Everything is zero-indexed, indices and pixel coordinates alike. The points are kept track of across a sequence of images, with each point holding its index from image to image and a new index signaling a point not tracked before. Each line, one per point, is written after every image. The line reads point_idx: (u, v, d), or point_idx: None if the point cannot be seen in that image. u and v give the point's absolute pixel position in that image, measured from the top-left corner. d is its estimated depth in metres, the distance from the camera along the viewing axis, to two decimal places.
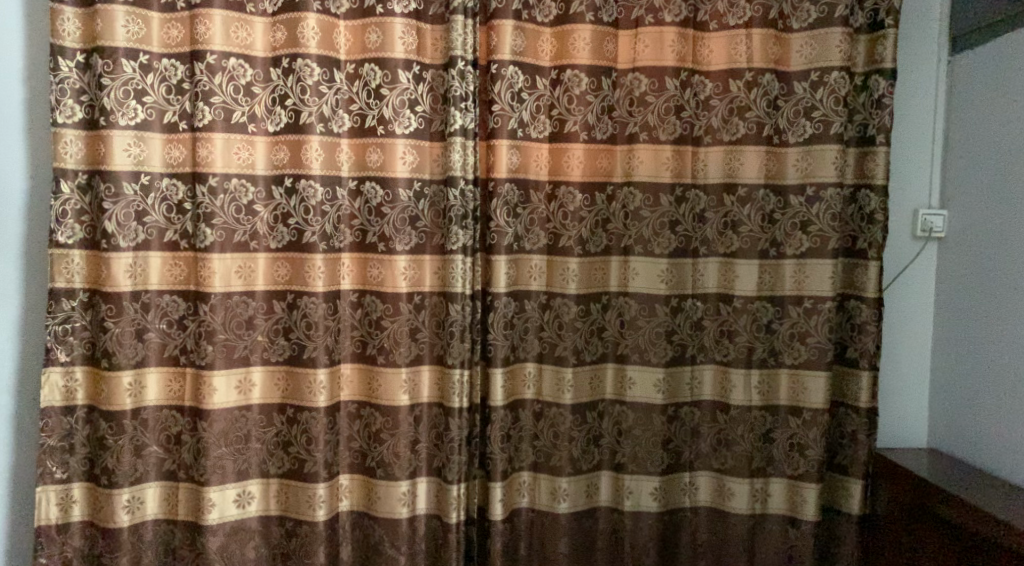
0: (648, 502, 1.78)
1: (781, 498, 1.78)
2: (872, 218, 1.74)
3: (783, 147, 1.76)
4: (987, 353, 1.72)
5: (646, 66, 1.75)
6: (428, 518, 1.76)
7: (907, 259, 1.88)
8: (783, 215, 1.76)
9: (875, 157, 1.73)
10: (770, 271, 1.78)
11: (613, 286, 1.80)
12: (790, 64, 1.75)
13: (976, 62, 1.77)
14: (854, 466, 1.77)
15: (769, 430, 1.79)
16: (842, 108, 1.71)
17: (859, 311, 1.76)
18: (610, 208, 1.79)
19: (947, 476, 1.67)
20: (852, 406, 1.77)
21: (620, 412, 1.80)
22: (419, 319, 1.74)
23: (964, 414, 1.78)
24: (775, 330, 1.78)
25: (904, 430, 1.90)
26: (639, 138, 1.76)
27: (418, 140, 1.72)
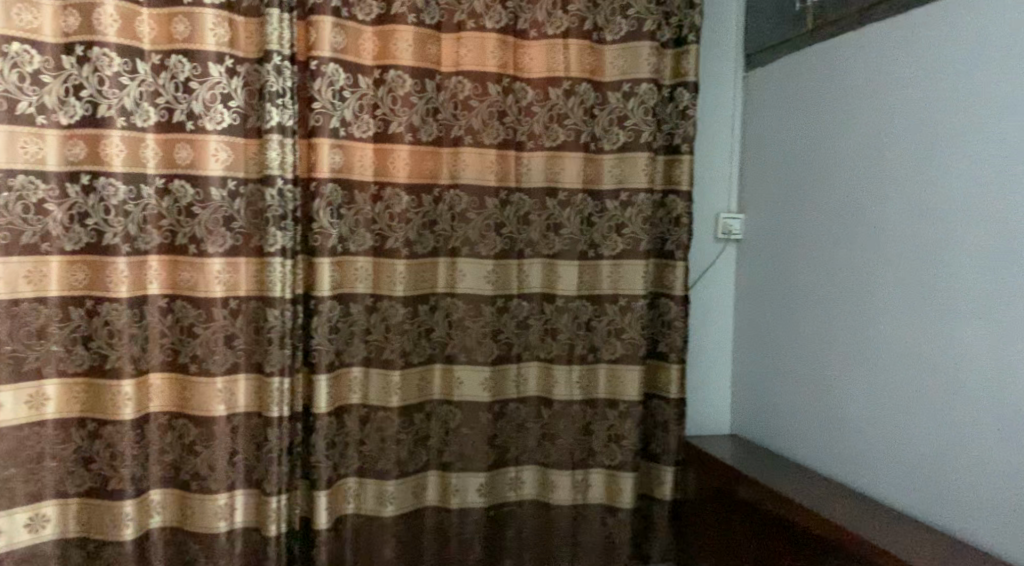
0: (475, 499, 1.81)
1: (600, 488, 1.87)
2: (679, 221, 1.87)
3: (599, 154, 1.85)
4: (780, 346, 1.89)
5: (469, 71, 1.77)
6: (247, 531, 1.70)
7: (710, 259, 2.04)
8: (600, 218, 1.86)
9: (680, 165, 1.86)
10: (589, 271, 1.87)
11: (441, 287, 1.81)
12: (604, 74, 1.84)
13: (765, 78, 1.95)
14: (665, 454, 1.89)
15: (590, 423, 1.87)
16: (651, 118, 1.82)
17: (668, 308, 1.89)
18: (437, 209, 1.80)
19: (745, 459, 1.83)
20: (663, 397, 1.90)
21: (448, 411, 1.82)
22: (235, 326, 1.67)
23: (761, 401, 1.96)
24: (595, 327, 1.87)
25: (710, 417, 2.07)
26: (464, 142, 1.78)
27: (231, 137, 1.65)
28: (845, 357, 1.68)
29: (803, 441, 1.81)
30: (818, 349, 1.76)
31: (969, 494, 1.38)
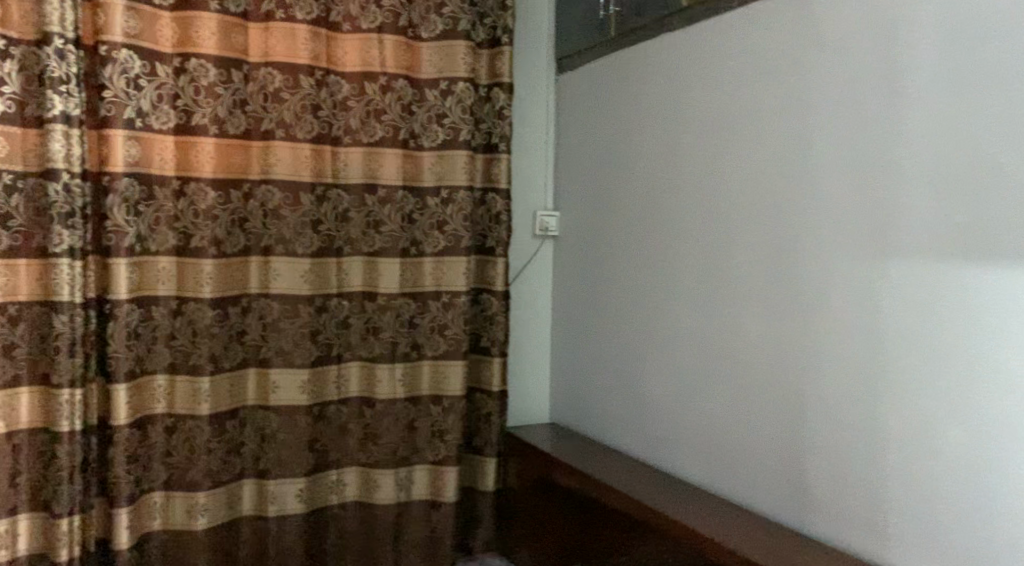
0: (294, 505, 1.76)
1: (423, 484, 1.87)
2: (499, 218, 1.90)
3: (418, 151, 1.85)
4: (592, 338, 1.99)
5: (278, 62, 1.71)
6: (33, 559, 1.55)
7: (528, 255, 2.10)
8: (421, 215, 1.86)
9: (499, 163, 1.90)
10: (411, 268, 1.86)
11: (254, 287, 1.74)
12: (421, 71, 1.84)
13: (574, 81, 2.03)
14: (489, 447, 1.92)
15: (413, 420, 1.87)
16: (468, 117, 1.84)
17: (490, 303, 1.92)
18: (247, 207, 1.72)
19: (563, 447, 1.89)
20: (487, 391, 1.93)
21: (264, 417, 1.75)
22: (15, 335, 1.52)
23: (576, 390, 2.05)
24: (417, 324, 1.87)
25: (531, 408, 2.14)
26: (275, 135, 1.72)
27: (7, 127, 1.49)
28: (648, 345, 1.81)
29: (614, 426, 1.92)
30: (626, 340, 1.87)
31: (752, 467, 1.54)
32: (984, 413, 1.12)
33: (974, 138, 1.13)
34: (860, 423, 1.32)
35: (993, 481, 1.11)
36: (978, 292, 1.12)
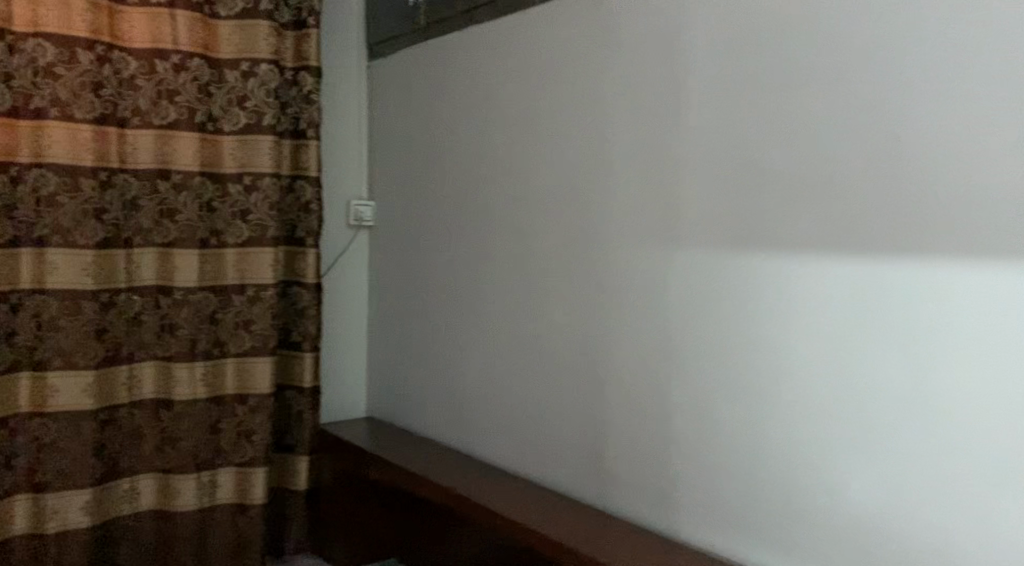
0: (79, 518, 1.60)
1: (228, 487, 1.78)
2: (308, 208, 1.84)
3: (218, 136, 1.75)
4: (408, 329, 1.97)
5: (50, 33, 1.52)
6: None
7: (341, 246, 2.05)
8: (222, 203, 1.76)
9: (307, 150, 1.83)
10: (212, 260, 1.75)
11: (25, 282, 1.54)
12: (220, 51, 1.74)
13: (386, 68, 2.00)
14: (300, 445, 1.86)
15: (217, 421, 1.77)
16: (273, 101, 1.76)
17: (300, 296, 1.85)
18: (18, 194, 1.53)
19: (379, 441, 1.85)
20: (298, 387, 1.86)
21: (40, 426, 1.56)
22: None
23: (392, 381, 2.03)
24: (220, 320, 1.77)
25: (346, 402, 2.10)
26: (49, 115, 1.53)
27: None
28: (461, 335, 1.82)
29: (429, 417, 1.92)
30: (440, 331, 1.88)
31: (557, 450, 1.60)
32: (752, 389, 1.23)
33: (746, 141, 1.22)
34: (650, 403, 1.41)
35: (758, 452, 1.22)
36: (746, 280, 1.23)
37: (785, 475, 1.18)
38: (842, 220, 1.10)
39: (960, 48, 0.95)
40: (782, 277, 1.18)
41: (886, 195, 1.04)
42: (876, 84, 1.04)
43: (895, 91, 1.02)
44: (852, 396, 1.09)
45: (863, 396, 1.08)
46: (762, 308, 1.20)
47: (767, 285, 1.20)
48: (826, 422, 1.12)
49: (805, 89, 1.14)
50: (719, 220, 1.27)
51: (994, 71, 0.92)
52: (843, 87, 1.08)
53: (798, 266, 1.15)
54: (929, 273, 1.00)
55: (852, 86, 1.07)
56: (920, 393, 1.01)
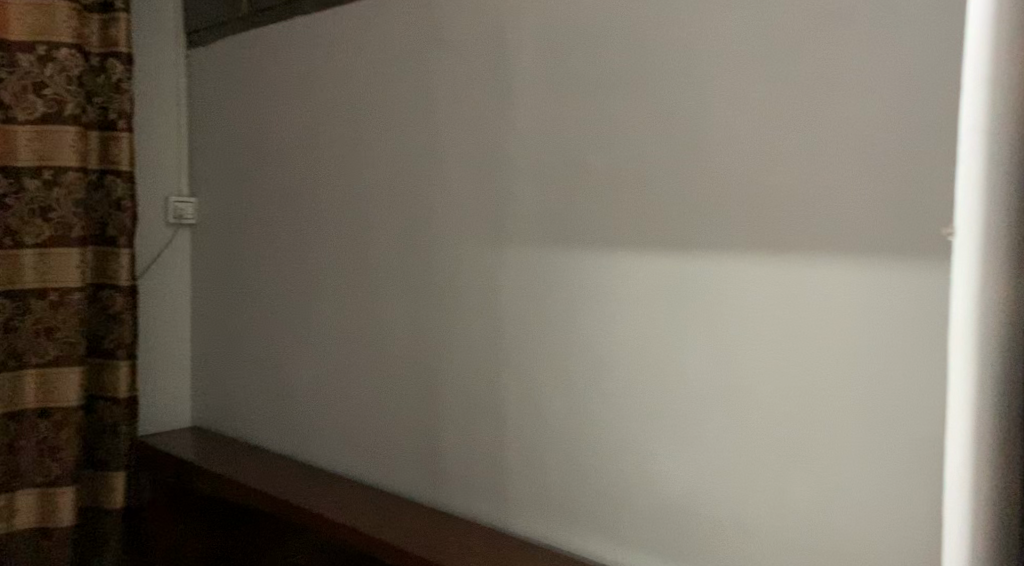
0: None
1: (30, 509, 1.63)
2: (120, 205, 1.71)
3: (10, 126, 1.57)
4: (235, 332, 1.91)
5: None
6: None
7: (158, 245, 1.95)
8: (18, 201, 1.59)
9: (118, 142, 1.70)
10: (6, 261, 1.59)
11: None
12: (10, 31, 1.56)
13: (206, 58, 1.94)
14: (116, 459, 1.73)
15: (14, 439, 1.61)
16: (76, 89, 1.63)
17: (113, 301, 1.72)
18: None
19: (207, 451, 1.77)
20: (112, 398, 1.73)
21: None
22: None
23: (218, 387, 1.96)
24: (17, 328, 1.60)
25: (167, 411, 2.00)
26: None
27: None
28: (291, 337, 1.78)
29: (257, 423, 1.86)
30: (269, 333, 1.83)
31: (387, 449, 1.60)
32: (580, 386, 1.33)
33: (569, 150, 1.33)
34: (484, 398, 1.46)
35: (587, 435, 1.33)
36: (574, 285, 1.33)
37: (610, 456, 1.30)
38: (654, 231, 1.24)
39: (748, 80, 1.12)
40: (602, 281, 1.30)
41: (692, 209, 1.19)
42: (677, 103, 1.20)
43: (691, 111, 1.18)
44: (665, 388, 1.23)
45: (674, 378, 1.22)
46: (586, 310, 1.32)
47: (590, 290, 1.32)
48: (642, 406, 1.26)
49: (625, 104, 1.26)
50: (545, 226, 1.36)
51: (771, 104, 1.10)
52: (652, 102, 1.23)
53: (617, 273, 1.28)
54: (732, 276, 1.15)
55: (664, 108, 1.21)
56: (721, 374, 1.17)
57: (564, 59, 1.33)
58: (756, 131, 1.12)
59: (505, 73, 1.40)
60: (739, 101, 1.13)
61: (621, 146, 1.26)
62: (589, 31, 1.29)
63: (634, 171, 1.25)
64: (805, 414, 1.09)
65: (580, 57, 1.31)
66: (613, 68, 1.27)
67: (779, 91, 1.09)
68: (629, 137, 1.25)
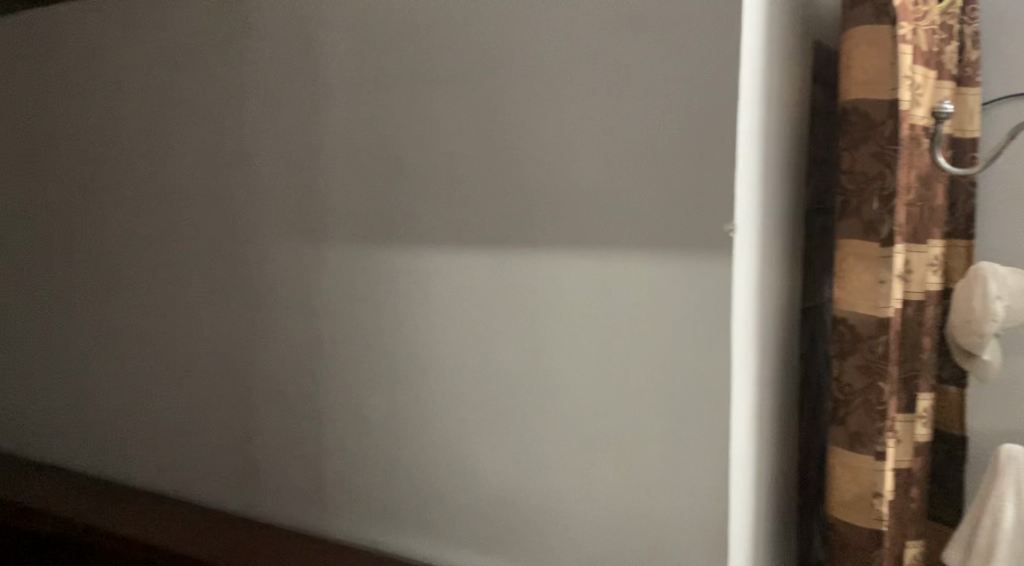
0: None
1: None
2: None
3: None
4: (29, 342, 1.77)
5: None
6: None
7: None
8: None
9: None
10: None
11: None
12: None
13: None
14: None
15: None
16: None
17: None
18: None
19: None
20: None
21: None
22: None
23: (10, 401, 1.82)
24: None
25: None
26: None
27: None
28: (91, 345, 1.67)
29: (57, 440, 1.74)
30: (67, 342, 1.71)
31: (201, 461, 1.54)
32: (397, 387, 1.31)
33: (379, 145, 1.30)
34: (300, 403, 1.42)
35: (405, 437, 1.31)
36: (389, 283, 1.31)
37: (427, 457, 1.29)
38: (462, 228, 1.23)
39: (549, 80, 1.15)
40: (415, 278, 1.28)
41: (499, 206, 1.20)
42: (485, 101, 1.20)
43: (499, 109, 1.19)
44: (479, 385, 1.23)
45: (487, 374, 1.23)
46: (401, 308, 1.30)
47: (403, 287, 1.30)
48: (458, 404, 1.26)
49: (435, 101, 1.24)
50: (360, 224, 1.33)
51: (570, 105, 1.13)
52: (461, 98, 1.22)
53: (429, 269, 1.27)
54: (541, 272, 1.17)
55: (472, 105, 1.21)
56: (532, 369, 1.19)
57: (371, 51, 1.30)
58: (557, 129, 1.15)
59: (313, 64, 1.36)
60: (541, 99, 1.16)
61: (430, 142, 1.25)
62: (397, 24, 1.27)
63: (446, 167, 1.24)
64: (608, 404, 1.13)
65: (388, 49, 1.28)
66: (420, 61, 1.25)
67: (577, 93, 1.13)
68: (438, 132, 1.24)
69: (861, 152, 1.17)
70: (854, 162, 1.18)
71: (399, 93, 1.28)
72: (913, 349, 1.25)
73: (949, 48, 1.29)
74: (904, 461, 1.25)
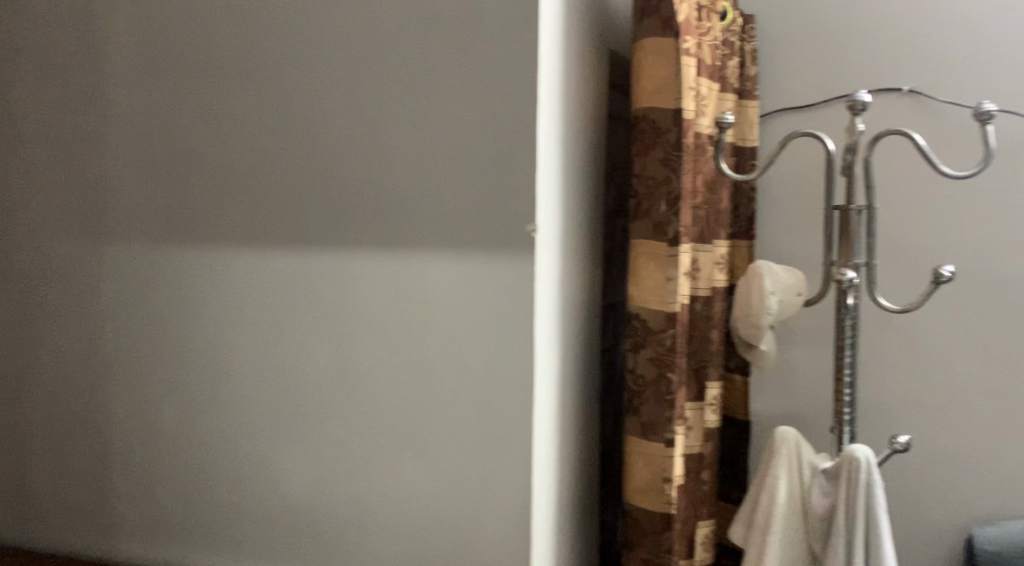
0: None
1: None
2: None
3: None
4: None
5: None
6: None
7: None
8: None
9: None
10: None
11: None
12: None
13: None
14: None
15: None
16: None
17: None
18: None
19: None
20: None
21: None
22: None
23: None
24: None
25: None
26: None
27: None
28: None
29: None
30: None
31: None
32: (193, 396, 1.24)
33: (174, 141, 1.23)
34: (83, 418, 1.31)
35: (200, 448, 1.24)
36: (181, 286, 1.23)
37: (225, 469, 1.23)
38: (261, 230, 1.19)
39: (349, 80, 1.13)
40: (212, 281, 1.22)
41: (300, 205, 1.17)
42: (284, 98, 1.16)
43: (299, 107, 1.16)
44: (278, 392, 1.19)
45: (287, 380, 1.19)
46: (198, 312, 1.23)
47: (200, 292, 1.23)
48: (257, 412, 1.21)
49: (231, 96, 1.19)
50: (150, 224, 1.25)
51: (370, 106, 1.12)
52: (258, 95, 1.18)
53: (228, 272, 1.21)
54: (341, 276, 1.15)
55: (270, 103, 1.17)
56: (335, 373, 1.16)
57: (162, 38, 1.22)
58: (358, 127, 1.13)
59: (100, 51, 1.26)
60: (342, 95, 1.13)
61: (229, 138, 1.20)
62: (189, 11, 1.20)
63: (243, 166, 1.19)
64: (409, 406, 1.13)
65: (180, 38, 1.21)
66: (214, 54, 1.19)
67: (376, 93, 1.12)
68: (234, 130, 1.19)
69: (651, 157, 1.24)
70: (645, 167, 1.25)
71: (196, 85, 1.21)
72: (701, 342, 1.34)
73: (731, 63, 1.40)
74: (694, 447, 1.33)
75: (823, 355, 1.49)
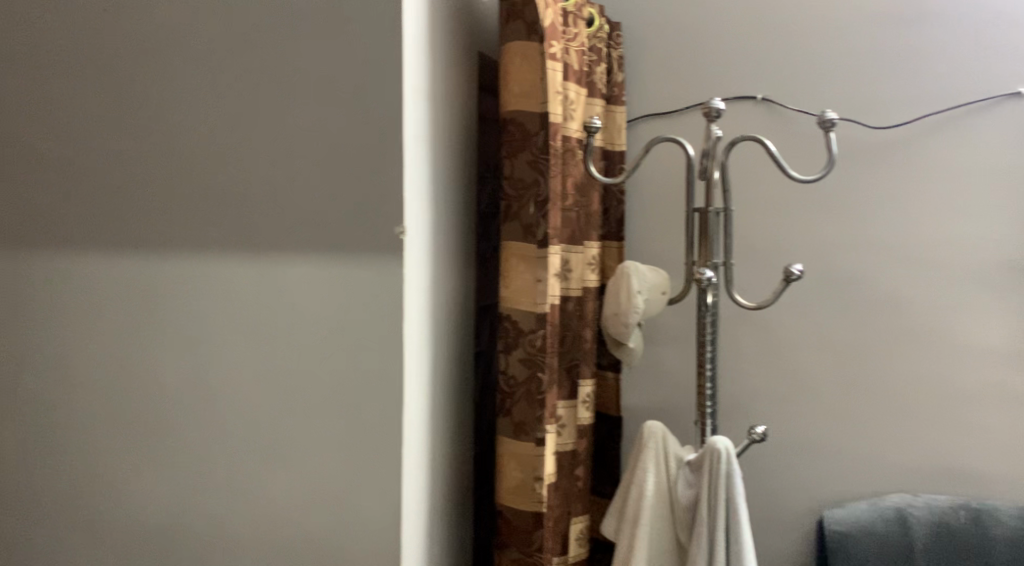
0: None
1: None
2: None
3: None
4: None
5: None
6: None
7: None
8: None
9: None
10: None
11: None
12: None
13: None
14: None
15: None
16: None
17: None
18: None
19: None
20: None
21: None
22: None
23: None
24: None
25: None
26: None
27: None
28: None
29: None
30: None
31: None
32: (46, 405, 1.18)
33: (25, 140, 1.17)
34: None
35: (55, 460, 1.18)
36: (34, 289, 1.18)
37: (81, 481, 1.17)
38: (119, 232, 1.15)
39: (209, 79, 1.10)
40: (66, 286, 1.17)
41: (158, 207, 1.13)
42: (143, 97, 1.13)
43: (158, 106, 1.12)
44: (138, 400, 1.15)
45: (146, 387, 1.14)
46: (50, 318, 1.17)
47: (53, 297, 1.17)
48: (114, 421, 1.16)
49: (88, 94, 1.15)
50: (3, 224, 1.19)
51: (230, 105, 1.10)
52: (115, 93, 1.14)
53: (82, 278, 1.16)
54: (204, 278, 1.12)
55: (129, 102, 1.14)
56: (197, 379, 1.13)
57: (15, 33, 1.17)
58: (218, 128, 1.10)
59: None
60: (201, 94, 1.11)
61: (82, 139, 1.15)
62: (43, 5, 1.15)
63: (100, 165, 1.15)
64: (273, 412, 1.10)
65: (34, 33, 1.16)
66: (70, 50, 1.15)
67: (237, 92, 1.09)
68: (91, 129, 1.15)
69: (520, 159, 1.25)
70: (514, 170, 1.26)
71: (45, 84, 1.16)
72: (573, 341, 1.37)
73: (599, 69, 1.45)
74: (567, 444, 1.35)
75: (688, 351, 1.56)
